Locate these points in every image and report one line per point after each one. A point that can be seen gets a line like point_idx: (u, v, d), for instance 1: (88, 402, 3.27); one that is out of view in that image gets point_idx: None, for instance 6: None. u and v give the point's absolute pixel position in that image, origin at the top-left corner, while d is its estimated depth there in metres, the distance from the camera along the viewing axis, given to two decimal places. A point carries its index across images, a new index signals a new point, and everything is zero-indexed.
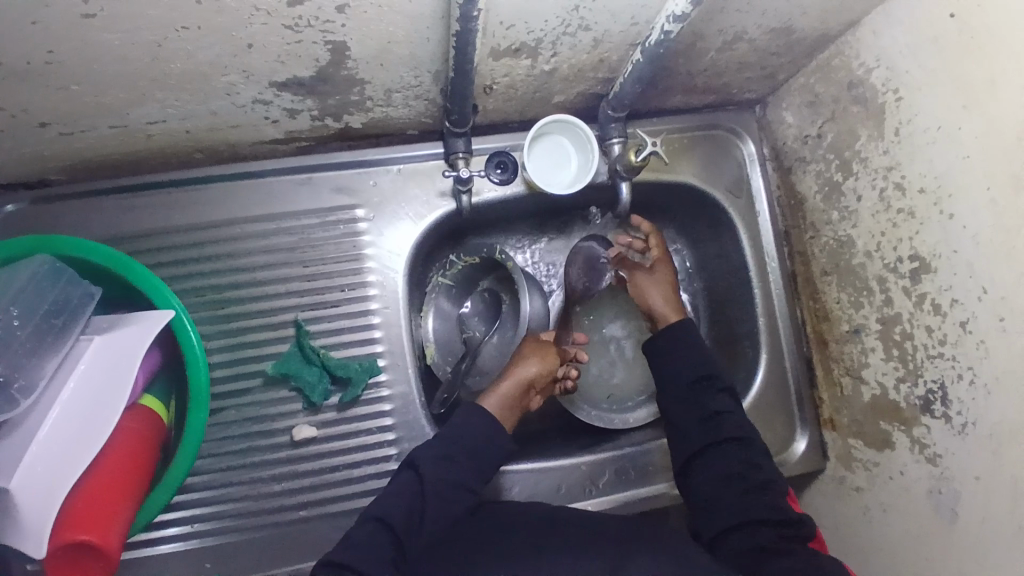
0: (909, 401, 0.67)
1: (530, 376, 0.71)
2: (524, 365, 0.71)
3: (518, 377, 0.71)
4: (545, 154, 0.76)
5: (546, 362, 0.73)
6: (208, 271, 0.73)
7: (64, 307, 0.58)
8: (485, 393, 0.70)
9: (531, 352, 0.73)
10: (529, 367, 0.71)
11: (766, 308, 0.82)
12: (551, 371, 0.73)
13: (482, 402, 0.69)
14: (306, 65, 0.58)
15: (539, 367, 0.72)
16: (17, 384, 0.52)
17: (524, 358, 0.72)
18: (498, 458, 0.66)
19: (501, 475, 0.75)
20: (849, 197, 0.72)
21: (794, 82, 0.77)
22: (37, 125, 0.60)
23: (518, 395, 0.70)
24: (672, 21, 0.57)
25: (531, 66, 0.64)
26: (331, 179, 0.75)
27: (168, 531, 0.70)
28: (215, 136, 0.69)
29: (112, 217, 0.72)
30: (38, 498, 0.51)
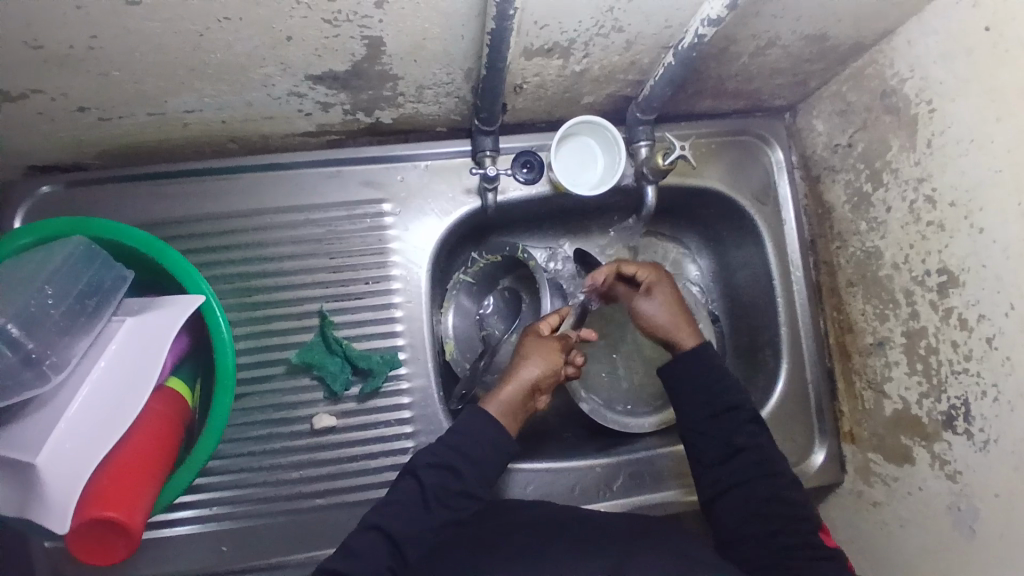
0: (932, 416, 0.66)
1: (536, 380, 0.67)
2: (532, 368, 0.68)
3: (523, 377, 0.67)
4: (572, 154, 0.76)
5: (548, 360, 0.69)
6: (237, 259, 0.74)
7: (97, 289, 0.60)
8: (489, 398, 0.67)
9: (534, 352, 0.69)
10: (535, 371, 0.68)
11: (789, 317, 0.82)
12: (555, 370, 0.69)
13: (487, 407, 0.66)
14: (342, 59, 0.59)
15: (542, 365, 0.68)
16: (48, 361, 0.53)
17: (527, 359, 0.69)
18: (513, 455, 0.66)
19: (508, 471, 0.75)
20: (878, 208, 0.72)
21: (826, 90, 0.77)
22: (77, 110, 0.62)
23: (525, 402, 0.67)
24: (706, 24, 0.57)
25: (562, 66, 0.65)
26: (360, 173, 0.76)
27: (186, 513, 0.71)
28: (249, 126, 0.70)
29: (146, 203, 0.74)
30: (64, 474, 0.52)
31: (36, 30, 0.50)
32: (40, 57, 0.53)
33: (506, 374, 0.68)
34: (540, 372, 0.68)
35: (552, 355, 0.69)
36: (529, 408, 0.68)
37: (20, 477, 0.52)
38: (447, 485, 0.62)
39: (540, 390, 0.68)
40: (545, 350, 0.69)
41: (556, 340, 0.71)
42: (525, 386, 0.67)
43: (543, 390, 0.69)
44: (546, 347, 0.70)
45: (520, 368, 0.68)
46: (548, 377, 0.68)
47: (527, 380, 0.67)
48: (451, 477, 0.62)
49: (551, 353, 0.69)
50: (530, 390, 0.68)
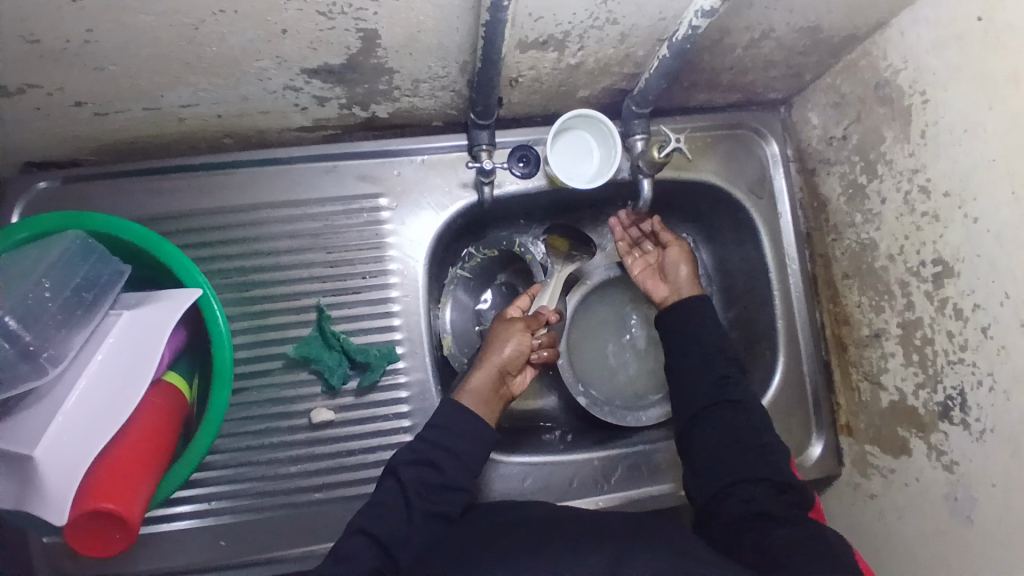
0: (928, 406, 0.67)
1: (503, 361, 0.72)
2: (498, 351, 0.72)
3: (492, 359, 0.72)
4: (567, 147, 0.76)
5: (516, 340, 0.73)
6: (234, 254, 0.74)
7: (94, 282, 0.60)
8: (461, 389, 0.70)
9: (501, 337, 0.74)
10: (501, 354, 0.72)
11: (786, 310, 0.82)
12: (523, 349, 0.73)
13: (459, 399, 0.69)
14: (337, 52, 0.59)
15: (510, 347, 0.73)
16: (46, 353, 0.54)
17: (496, 343, 0.73)
18: None
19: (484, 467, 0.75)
20: (873, 200, 0.72)
21: (820, 83, 0.77)
22: (73, 104, 0.62)
23: (494, 384, 0.71)
24: (700, 15, 0.57)
25: (557, 59, 0.65)
26: (356, 168, 0.77)
27: (184, 508, 0.72)
28: (244, 121, 0.70)
29: (141, 198, 0.74)
30: (62, 466, 0.52)
31: (31, 24, 0.50)
32: (34, 51, 0.53)
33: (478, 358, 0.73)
34: (507, 354, 0.72)
35: (516, 336, 0.73)
36: (504, 388, 0.73)
37: (18, 470, 0.52)
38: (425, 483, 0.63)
39: (510, 369, 0.73)
40: (511, 333, 0.74)
41: (521, 322, 0.75)
42: (494, 367, 0.71)
43: (515, 369, 0.73)
44: (512, 330, 0.74)
45: (488, 353, 0.73)
46: (516, 357, 0.73)
47: (496, 362, 0.72)
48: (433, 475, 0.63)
49: (517, 333, 0.74)
50: (498, 371, 0.72)
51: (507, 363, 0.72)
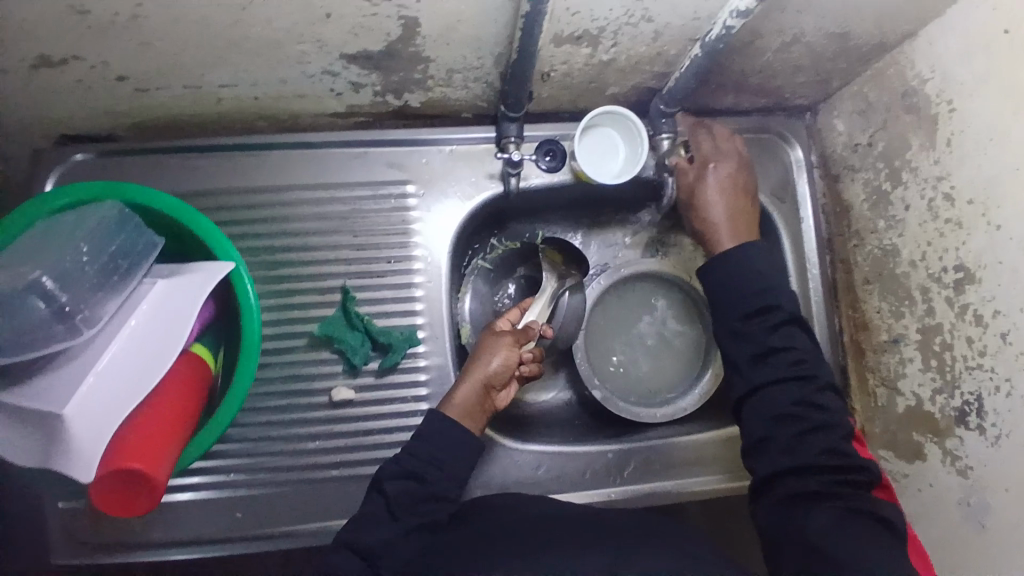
0: (945, 412, 0.68)
1: (485, 377, 0.70)
2: (481, 367, 0.70)
3: (479, 370, 0.70)
4: (594, 144, 0.77)
5: (502, 354, 0.71)
6: (264, 233, 0.76)
7: (130, 251, 0.61)
8: (444, 402, 0.69)
9: (486, 351, 0.72)
10: (483, 369, 0.70)
11: (804, 314, 0.82)
12: (510, 365, 0.71)
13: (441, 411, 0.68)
14: (377, 39, 0.61)
15: (495, 360, 0.71)
16: (81, 315, 0.55)
17: (481, 357, 0.71)
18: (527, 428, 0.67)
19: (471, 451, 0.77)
20: (897, 206, 0.73)
21: (847, 90, 0.78)
22: (116, 78, 0.64)
23: (476, 400, 0.69)
24: (734, 16, 0.58)
25: (590, 54, 0.66)
26: (385, 155, 0.78)
27: (207, 478, 0.73)
28: (280, 103, 0.72)
29: (173, 175, 0.76)
30: (91, 425, 0.53)
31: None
32: (85, 23, 0.55)
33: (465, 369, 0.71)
34: (493, 367, 0.70)
35: (499, 350, 0.71)
36: (487, 403, 0.71)
37: (43, 429, 0.53)
38: (412, 494, 0.63)
39: (496, 384, 0.70)
40: (500, 346, 0.72)
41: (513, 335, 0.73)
42: (479, 380, 0.70)
43: (502, 385, 0.71)
44: (502, 343, 0.72)
45: (472, 367, 0.71)
46: (503, 371, 0.71)
47: (480, 375, 0.70)
48: (418, 485, 0.64)
49: (506, 347, 0.72)
50: (480, 387, 0.70)
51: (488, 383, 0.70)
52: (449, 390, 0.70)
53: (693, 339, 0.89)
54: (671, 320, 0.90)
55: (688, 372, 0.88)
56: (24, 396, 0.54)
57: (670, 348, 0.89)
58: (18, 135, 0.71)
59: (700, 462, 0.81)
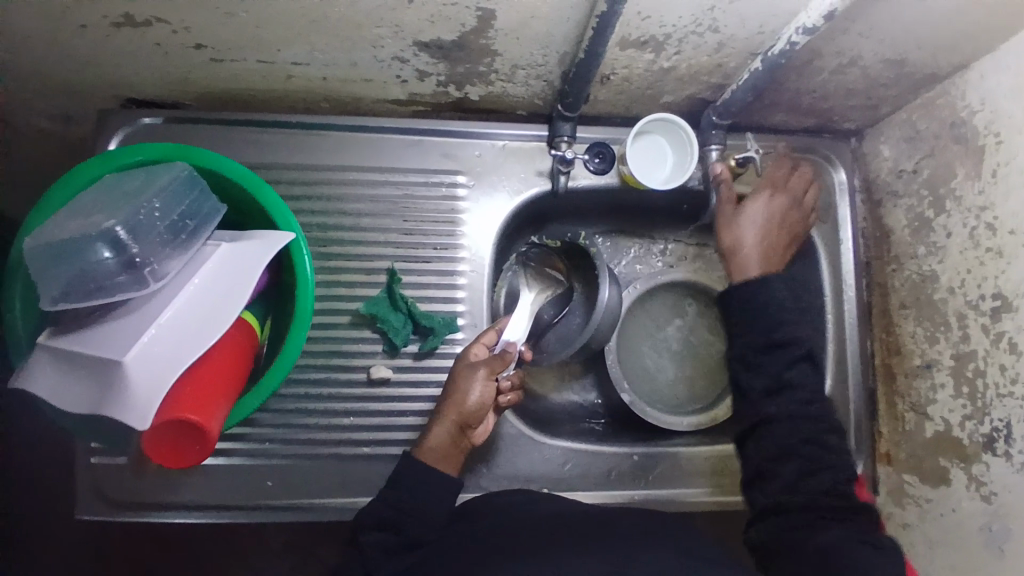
0: (972, 438, 0.68)
1: (455, 421, 0.68)
2: (450, 408, 0.68)
3: (451, 413, 0.68)
4: (644, 151, 0.79)
5: (471, 397, 0.68)
6: (318, 210, 0.78)
7: (197, 212, 0.63)
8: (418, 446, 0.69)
9: (456, 388, 0.69)
10: (454, 410, 0.68)
11: (837, 335, 0.83)
12: (480, 407, 0.68)
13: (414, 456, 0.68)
14: (452, 29, 0.63)
15: (464, 403, 0.68)
16: (149, 268, 0.57)
17: (453, 394, 0.69)
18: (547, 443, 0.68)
19: (501, 441, 0.78)
20: (938, 233, 0.74)
21: (895, 118, 0.80)
22: (194, 47, 0.66)
23: (450, 441, 0.68)
24: (800, 32, 0.61)
25: (652, 60, 0.68)
26: (441, 145, 0.80)
27: (240, 445, 0.75)
28: (346, 86, 0.74)
29: (236, 146, 0.78)
30: (149, 374, 0.54)
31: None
32: None
33: (441, 405, 0.70)
34: (463, 410, 0.68)
35: (467, 391, 0.68)
36: (467, 437, 0.70)
37: (101, 376, 0.54)
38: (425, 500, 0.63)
39: (470, 423, 0.68)
40: (469, 387, 0.68)
41: (482, 372, 0.69)
42: (451, 423, 0.68)
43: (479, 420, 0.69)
44: (471, 382, 0.68)
45: (444, 407, 0.69)
46: (474, 412, 0.68)
47: (452, 417, 0.68)
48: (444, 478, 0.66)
49: (476, 388, 0.68)
50: (453, 428, 0.68)
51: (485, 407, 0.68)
52: (428, 427, 0.70)
53: (723, 351, 0.90)
54: (702, 332, 0.91)
55: (716, 385, 0.89)
56: (90, 344, 0.56)
57: (699, 359, 0.90)
58: (89, 92, 0.73)
59: (725, 473, 0.81)
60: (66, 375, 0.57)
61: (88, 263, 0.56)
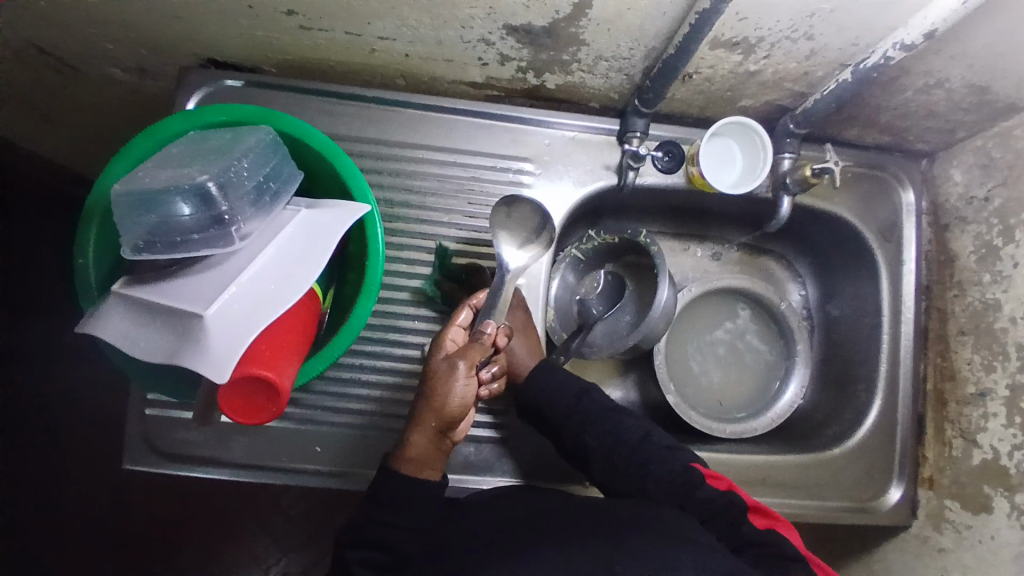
0: (1021, 467, 0.69)
1: (432, 427, 0.66)
2: (424, 414, 0.66)
3: (428, 416, 0.65)
4: (714, 153, 0.78)
5: (449, 399, 0.65)
6: (386, 184, 0.78)
7: (279, 176, 0.64)
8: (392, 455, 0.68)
9: (425, 392, 0.66)
10: (428, 416, 0.66)
11: (891, 356, 0.82)
12: (461, 407, 0.65)
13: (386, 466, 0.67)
14: (545, 15, 0.63)
15: (442, 406, 0.65)
16: (238, 226, 0.58)
17: (425, 396, 0.66)
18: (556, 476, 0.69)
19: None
20: (1006, 262, 0.74)
21: (972, 142, 0.79)
22: (286, 12, 0.66)
23: (429, 447, 0.67)
24: (897, 48, 0.60)
25: (739, 63, 0.68)
26: (511, 130, 0.80)
27: (291, 409, 0.76)
28: (426, 64, 0.75)
29: (310, 113, 0.78)
30: (227, 331, 0.54)
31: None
32: None
33: (417, 409, 0.67)
34: (442, 413, 0.65)
35: (440, 395, 0.65)
36: (450, 434, 0.68)
37: (181, 330, 0.55)
38: None
39: (452, 422, 0.66)
40: (445, 390, 0.65)
41: (457, 371, 0.65)
42: (432, 426, 0.66)
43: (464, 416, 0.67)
44: (447, 384, 0.65)
45: (416, 412, 0.67)
46: (457, 412, 0.65)
47: (431, 421, 0.65)
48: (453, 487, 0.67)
49: (453, 389, 0.65)
50: (433, 434, 0.66)
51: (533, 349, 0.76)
52: (405, 432, 0.68)
53: (769, 361, 0.90)
54: (749, 340, 0.91)
55: (759, 395, 0.89)
56: (170, 298, 0.57)
57: (744, 367, 0.90)
58: (173, 47, 0.74)
59: (767, 482, 0.81)
60: (146, 326, 0.58)
61: (177, 216, 0.57)
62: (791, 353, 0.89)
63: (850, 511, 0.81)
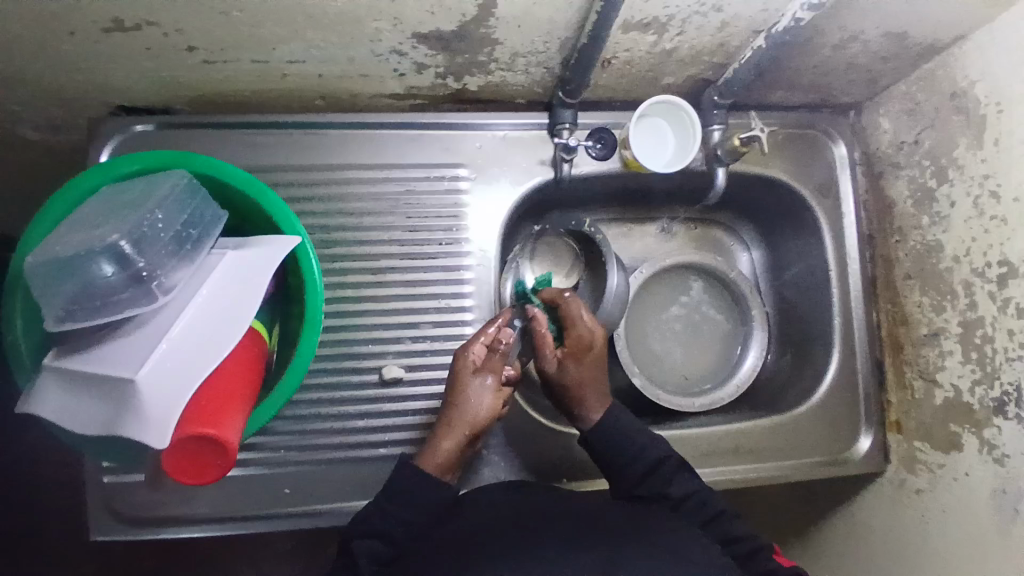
0: (983, 402, 0.70)
1: (467, 435, 0.70)
2: (462, 423, 0.69)
3: (465, 424, 0.70)
4: (645, 134, 0.78)
5: (483, 407, 0.70)
6: (319, 211, 0.76)
7: (200, 221, 0.62)
8: (424, 455, 0.69)
9: (462, 402, 0.70)
10: (466, 425, 0.69)
11: (843, 309, 0.84)
12: (493, 415, 0.71)
13: (422, 465, 0.69)
14: (452, 19, 0.62)
15: (475, 413, 0.70)
16: (157, 281, 0.56)
17: (460, 407, 0.70)
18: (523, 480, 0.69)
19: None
20: (941, 203, 0.75)
21: (894, 90, 0.80)
22: (185, 49, 0.64)
23: (461, 452, 0.70)
24: (805, 9, 0.60)
25: (655, 43, 0.67)
26: (441, 138, 0.79)
27: (254, 453, 0.74)
28: (342, 83, 0.73)
29: (230, 148, 0.76)
30: (162, 392, 0.53)
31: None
32: None
33: (446, 418, 0.70)
34: (477, 421, 0.70)
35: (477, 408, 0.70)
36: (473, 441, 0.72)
37: (115, 395, 0.53)
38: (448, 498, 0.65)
39: (482, 429, 0.71)
40: (479, 399, 0.70)
41: (490, 381, 0.70)
42: (466, 433, 0.69)
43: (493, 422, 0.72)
44: (479, 393, 0.70)
45: (452, 420, 0.70)
46: (487, 419, 0.70)
47: (465, 428, 0.69)
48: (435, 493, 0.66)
49: (488, 398, 0.70)
50: (466, 440, 0.70)
51: (580, 392, 0.72)
52: (432, 439, 0.70)
53: (727, 330, 0.92)
54: (706, 311, 0.92)
55: (721, 363, 0.91)
56: (99, 364, 0.54)
57: (705, 338, 0.91)
58: (76, 100, 0.71)
59: (742, 450, 0.82)
60: (77, 396, 0.55)
61: (95, 280, 0.54)
62: (747, 319, 0.91)
63: (825, 465, 0.83)
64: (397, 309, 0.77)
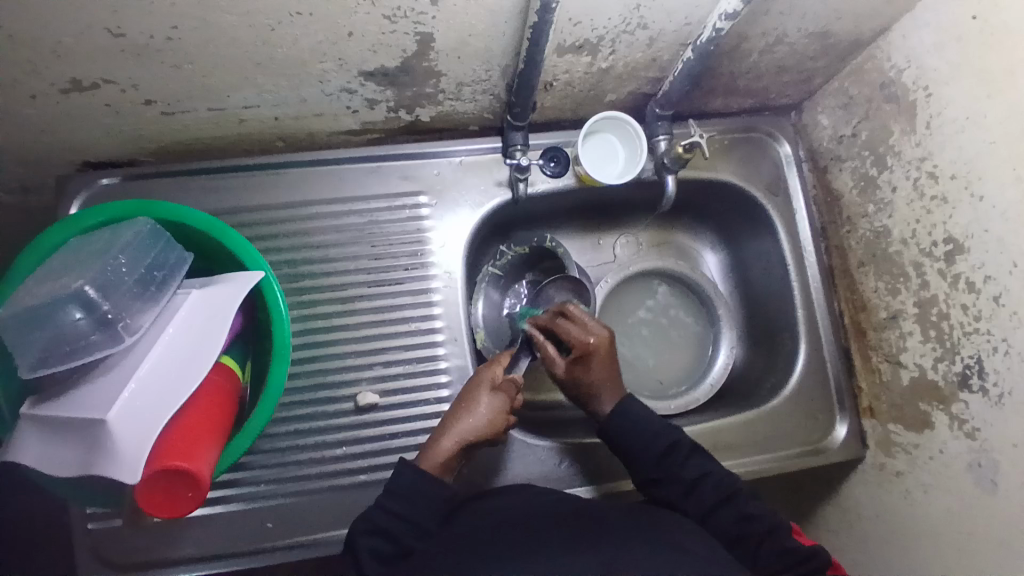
0: (947, 378, 0.71)
1: (470, 438, 0.69)
2: (468, 423, 0.69)
3: (444, 427, 0.70)
4: (596, 149, 0.82)
5: (488, 420, 0.70)
6: (285, 247, 0.79)
7: (164, 263, 0.64)
8: (422, 452, 0.69)
9: (472, 407, 0.70)
10: (469, 426, 0.69)
11: (805, 300, 0.86)
12: (461, 430, 0.69)
13: (417, 461, 0.68)
14: (394, 55, 0.65)
15: (477, 424, 0.69)
16: (123, 323, 0.58)
17: (469, 411, 0.70)
18: (511, 489, 0.69)
19: (495, 450, 0.79)
20: (884, 190, 0.77)
21: (828, 87, 0.84)
22: (143, 102, 0.67)
23: (457, 456, 0.69)
24: (723, 18, 0.64)
25: (590, 63, 0.71)
26: (399, 168, 0.82)
27: (234, 491, 0.75)
28: (299, 123, 0.76)
29: (194, 194, 0.78)
30: (135, 429, 0.54)
31: (119, 18, 0.55)
32: (118, 46, 0.58)
33: (449, 420, 0.70)
34: (450, 429, 0.69)
35: (485, 416, 0.70)
36: (467, 454, 0.71)
37: (85, 436, 0.54)
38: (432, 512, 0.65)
39: (480, 441, 0.70)
40: (478, 411, 0.70)
41: (480, 397, 0.71)
42: (463, 442, 0.69)
43: (477, 443, 0.70)
44: (483, 405, 0.70)
45: (457, 422, 0.70)
46: (487, 432, 0.70)
47: (466, 434, 0.69)
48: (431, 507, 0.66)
49: (471, 413, 0.70)
50: (465, 445, 0.69)
51: (595, 386, 0.75)
52: (432, 439, 0.70)
53: (697, 332, 0.94)
54: (675, 315, 0.95)
55: (695, 365, 0.93)
56: (72, 405, 0.56)
57: (678, 341, 0.94)
58: (43, 159, 0.73)
59: (720, 448, 0.82)
60: (51, 441, 0.56)
61: (62, 325, 0.56)
62: (715, 320, 0.93)
63: (804, 456, 0.83)
64: (369, 335, 0.79)
